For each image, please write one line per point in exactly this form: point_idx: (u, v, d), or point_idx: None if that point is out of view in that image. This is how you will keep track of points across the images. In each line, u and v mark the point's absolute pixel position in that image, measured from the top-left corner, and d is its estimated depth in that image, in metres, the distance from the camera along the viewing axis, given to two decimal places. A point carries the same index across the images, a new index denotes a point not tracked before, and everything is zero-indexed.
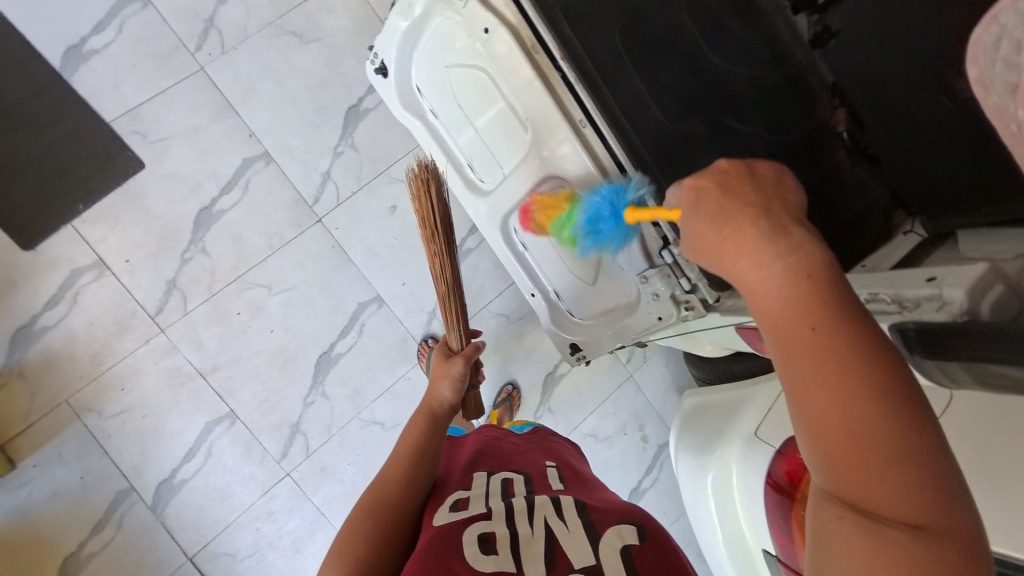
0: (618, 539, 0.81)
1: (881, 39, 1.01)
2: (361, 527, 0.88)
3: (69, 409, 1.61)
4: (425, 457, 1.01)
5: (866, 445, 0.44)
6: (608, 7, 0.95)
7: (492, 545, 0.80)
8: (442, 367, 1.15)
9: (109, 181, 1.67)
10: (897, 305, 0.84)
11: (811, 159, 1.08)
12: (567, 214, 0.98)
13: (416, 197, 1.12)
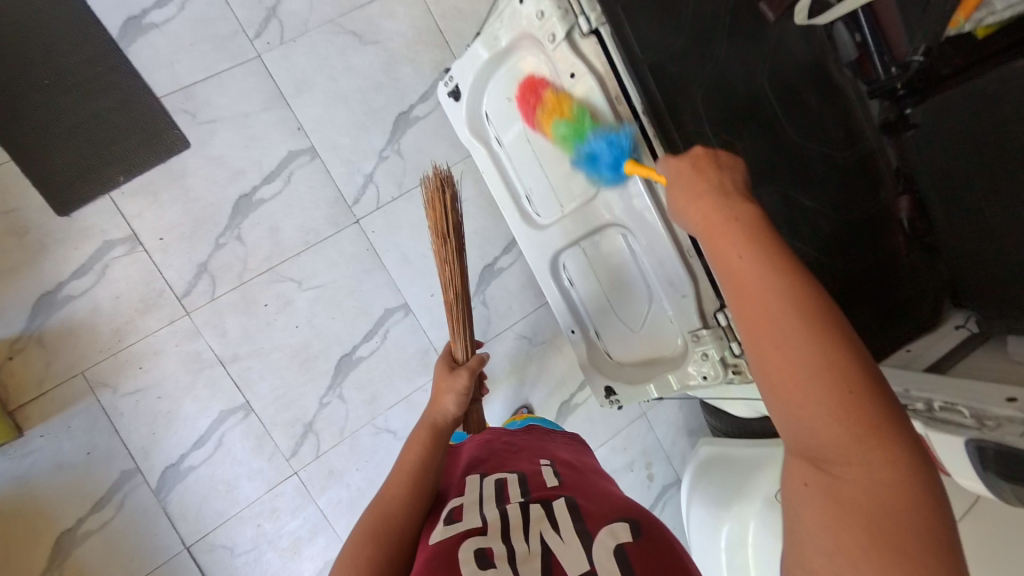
0: (612, 539, 0.76)
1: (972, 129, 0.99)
2: (364, 550, 0.85)
3: (84, 382, 1.59)
4: (427, 474, 1.00)
5: (800, 386, 0.51)
6: (698, 70, 0.95)
7: (489, 558, 0.74)
8: (446, 379, 1.17)
9: (151, 157, 1.62)
10: (975, 421, 0.78)
11: (867, 239, 1.09)
12: (571, 123, 0.96)
13: (431, 202, 1.23)
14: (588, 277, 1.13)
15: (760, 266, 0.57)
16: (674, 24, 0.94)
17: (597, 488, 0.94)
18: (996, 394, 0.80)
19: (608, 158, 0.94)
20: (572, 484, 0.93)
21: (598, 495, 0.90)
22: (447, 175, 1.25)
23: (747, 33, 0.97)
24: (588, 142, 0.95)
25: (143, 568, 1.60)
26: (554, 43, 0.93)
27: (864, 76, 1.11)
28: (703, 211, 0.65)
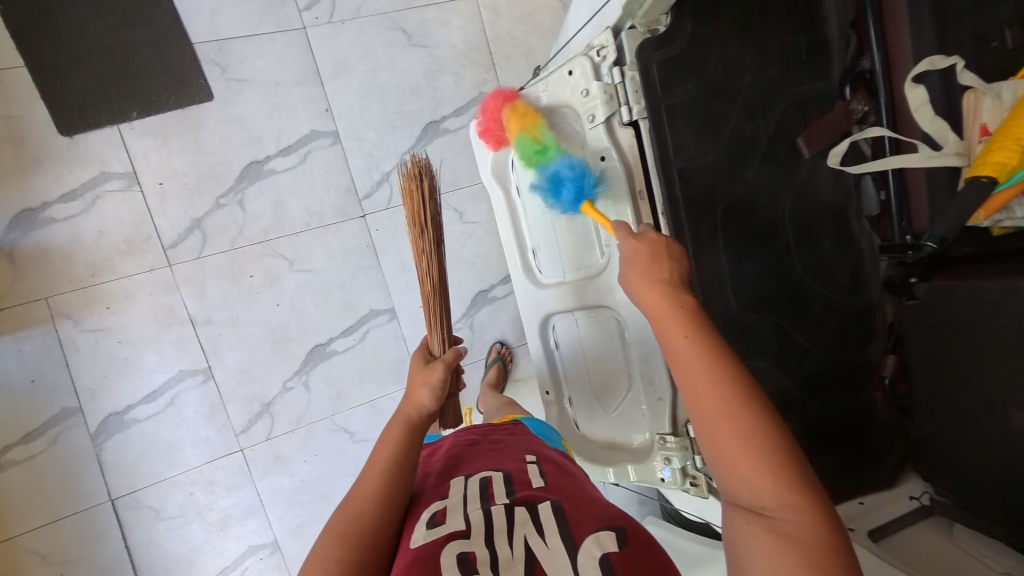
0: (597, 547, 0.61)
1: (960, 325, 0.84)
2: (335, 554, 0.66)
3: (46, 308, 1.53)
4: (407, 466, 0.77)
5: (736, 439, 0.56)
6: (723, 186, 0.94)
7: (471, 565, 0.60)
8: (420, 372, 0.89)
9: (170, 100, 1.57)
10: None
11: (843, 389, 1.01)
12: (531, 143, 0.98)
13: (408, 194, 1.02)
14: (574, 346, 1.14)
15: (699, 339, 0.62)
16: (713, 135, 0.92)
17: (592, 491, 0.77)
18: None
19: (570, 185, 0.93)
20: (564, 485, 0.76)
21: (598, 501, 0.73)
22: (428, 163, 1.04)
23: (780, 161, 0.97)
24: (551, 170, 0.96)
25: (64, 509, 1.55)
26: (592, 123, 0.95)
27: (880, 231, 1.00)
28: (654, 291, 0.67)
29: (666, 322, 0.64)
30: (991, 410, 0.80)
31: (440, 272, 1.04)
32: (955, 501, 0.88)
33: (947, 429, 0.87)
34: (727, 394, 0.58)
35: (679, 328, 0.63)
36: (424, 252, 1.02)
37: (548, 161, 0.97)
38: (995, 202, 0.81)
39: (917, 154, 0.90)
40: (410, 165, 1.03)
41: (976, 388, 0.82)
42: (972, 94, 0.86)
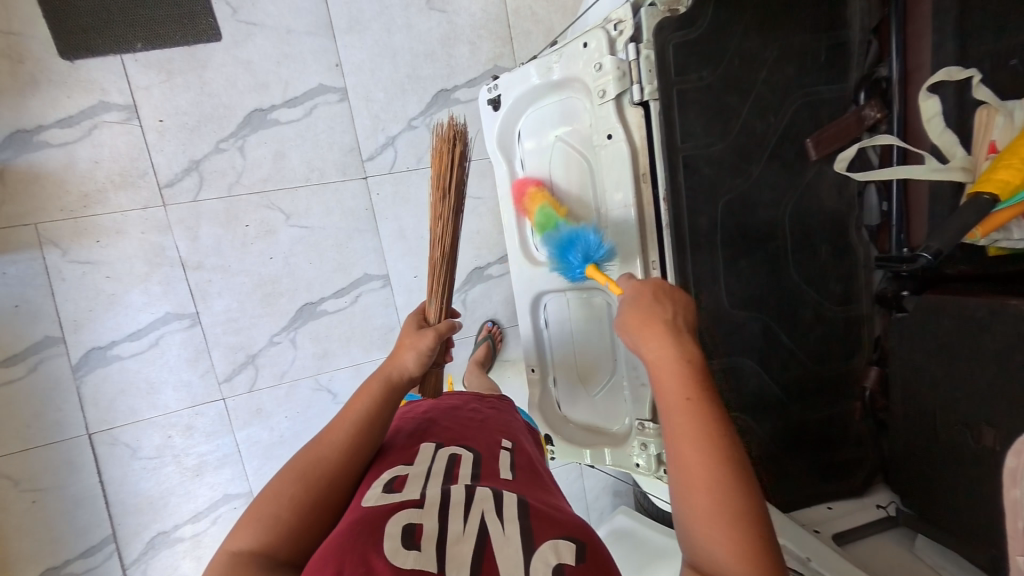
0: (552, 555, 0.56)
1: (938, 355, 0.83)
2: (290, 491, 0.65)
3: (34, 234, 1.51)
4: (379, 424, 0.74)
5: (717, 511, 0.52)
6: (727, 181, 0.93)
7: (416, 539, 0.57)
8: (410, 335, 0.84)
9: (177, 36, 1.53)
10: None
11: (826, 399, 1.00)
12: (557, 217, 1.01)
13: (436, 151, 0.95)
14: (564, 328, 1.13)
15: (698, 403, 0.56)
16: (723, 127, 0.91)
17: (555, 496, 0.73)
18: None
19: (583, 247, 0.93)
20: (529, 482, 0.72)
21: (559, 504, 0.69)
22: (463, 128, 0.97)
23: (786, 161, 0.97)
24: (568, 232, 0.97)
25: (37, 438, 1.55)
26: (602, 99, 0.93)
27: (878, 245, 1.01)
28: (654, 338, 0.61)
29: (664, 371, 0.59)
30: (967, 427, 0.79)
31: (453, 239, 0.99)
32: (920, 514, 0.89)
33: (918, 444, 0.87)
34: (714, 460, 0.54)
35: (676, 381, 0.58)
36: (440, 218, 0.96)
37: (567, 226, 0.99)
38: (995, 221, 0.80)
39: (925, 164, 0.90)
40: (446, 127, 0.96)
41: (953, 406, 0.81)
42: (985, 111, 0.85)
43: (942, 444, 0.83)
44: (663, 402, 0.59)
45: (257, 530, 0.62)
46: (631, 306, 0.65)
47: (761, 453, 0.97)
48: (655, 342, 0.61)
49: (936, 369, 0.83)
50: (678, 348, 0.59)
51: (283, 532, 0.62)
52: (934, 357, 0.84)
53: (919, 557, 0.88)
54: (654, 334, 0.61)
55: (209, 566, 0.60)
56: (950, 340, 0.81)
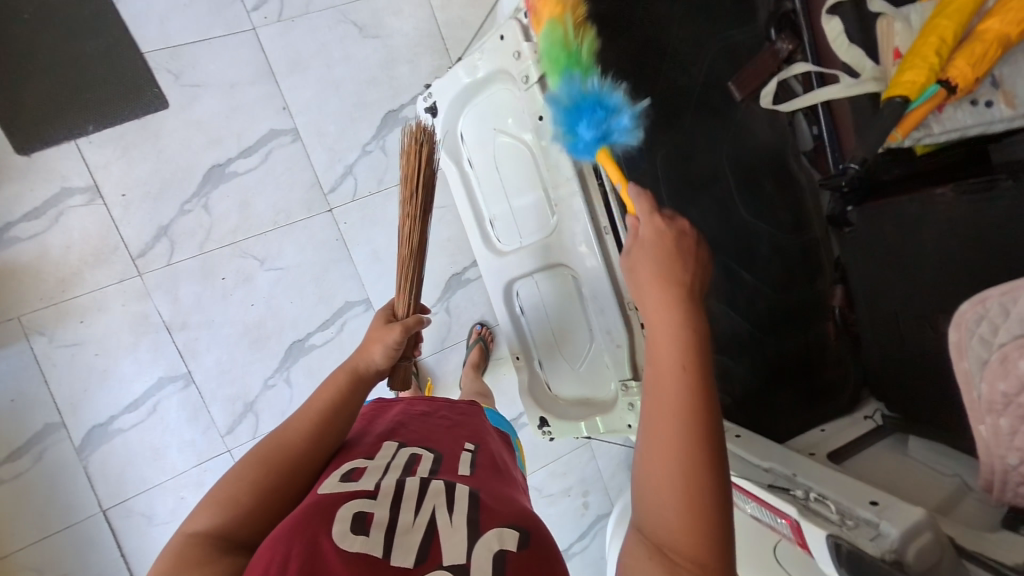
0: (496, 542, 0.59)
1: (883, 256, 0.94)
2: (253, 475, 0.67)
3: (19, 327, 1.54)
4: (346, 412, 0.77)
5: (678, 482, 0.49)
6: (658, 137, 0.97)
7: (365, 525, 0.61)
8: (378, 330, 0.86)
9: (126, 110, 1.57)
10: (837, 517, 0.69)
11: (797, 326, 1.06)
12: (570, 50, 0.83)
13: (405, 154, 0.98)
14: (539, 309, 1.14)
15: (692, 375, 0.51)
16: (647, 88, 0.96)
17: (515, 492, 0.74)
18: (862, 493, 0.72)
19: (596, 116, 0.81)
20: (488, 478, 0.73)
21: (514, 499, 0.71)
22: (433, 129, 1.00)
23: (715, 107, 1.01)
24: (577, 87, 0.83)
25: (51, 525, 1.55)
26: (527, 84, 0.96)
27: (818, 167, 1.08)
28: (657, 293, 0.55)
29: (659, 333, 0.54)
30: (923, 319, 0.89)
31: (422, 240, 1.01)
32: (904, 415, 0.93)
33: (887, 346, 0.96)
34: (692, 432, 0.50)
35: (675, 343, 0.53)
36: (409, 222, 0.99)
37: (578, 74, 0.83)
38: (912, 119, 0.84)
39: (838, 84, 0.97)
40: (415, 129, 0.99)
41: (912, 298, 0.90)
42: (885, 21, 0.90)
43: (907, 337, 0.92)
44: (652, 362, 0.54)
45: (216, 512, 0.63)
46: (644, 252, 0.58)
47: (744, 389, 1.03)
48: (659, 298, 0.55)
49: (885, 271, 0.94)
50: (686, 310, 0.54)
51: (241, 515, 0.64)
52: (880, 260, 0.94)
53: (911, 456, 0.89)
54: (660, 289, 0.55)
55: (167, 547, 0.61)
56: (896, 240, 0.92)
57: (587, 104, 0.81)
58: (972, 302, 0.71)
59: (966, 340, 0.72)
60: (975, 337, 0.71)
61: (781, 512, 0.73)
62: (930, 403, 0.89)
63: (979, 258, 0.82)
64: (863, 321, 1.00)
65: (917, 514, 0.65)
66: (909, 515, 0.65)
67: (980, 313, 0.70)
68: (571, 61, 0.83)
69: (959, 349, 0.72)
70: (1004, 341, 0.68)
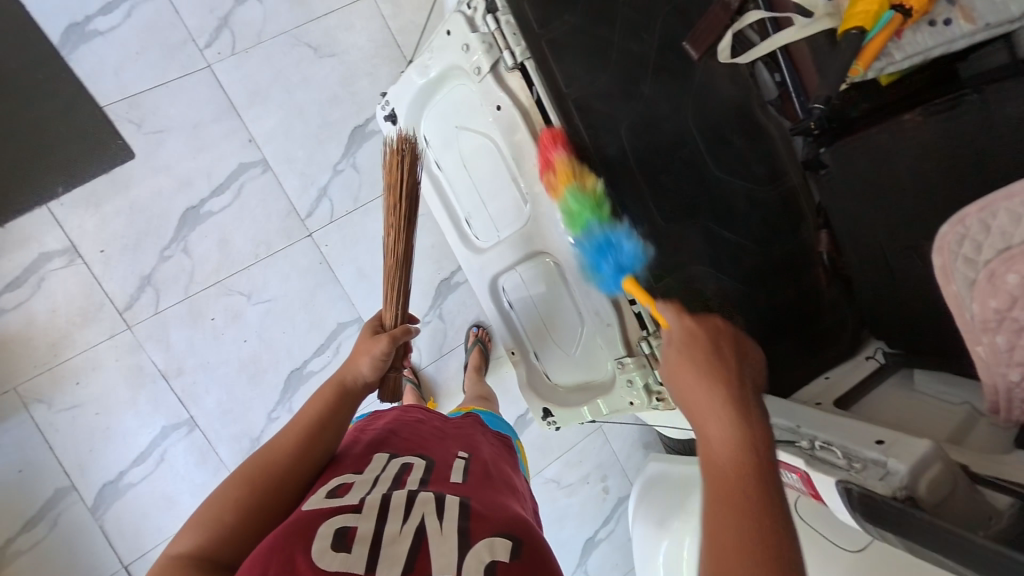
0: (487, 552, 0.64)
1: (866, 198, 0.93)
2: (237, 493, 0.73)
3: (17, 397, 1.53)
4: (326, 432, 0.83)
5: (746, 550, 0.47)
6: (619, 108, 0.95)
7: (347, 540, 0.63)
8: (363, 343, 0.93)
9: (93, 166, 1.55)
10: (844, 462, 0.70)
11: (787, 276, 1.05)
12: (586, 198, 0.91)
13: (388, 164, 0.97)
14: (526, 300, 1.11)
15: (738, 442, 0.54)
16: (601, 60, 0.94)
17: (505, 496, 0.80)
18: (867, 434, 0.72)
19: (620, 262, 0.92)
20: (479, 486, 0.78)
21: (506, 505, 0.76)
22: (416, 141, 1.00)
23: (673, 70, 0.99)
24: (598, 236, 0.92)
25: None
26: (479, 75, 0.95)
27: (787, 114, 1.09)
28: (689, 372, 0.61)
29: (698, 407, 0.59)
30: (909, 249, 0.89)
31: (406, 251, 1.01)
32: (906, 351, 0.96)
33: (880, 282, 0.95)
34: (751, 500, 0.50)
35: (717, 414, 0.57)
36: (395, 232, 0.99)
37: (598, 222, 0.92)
38: (872, 49, 0.87)
39: (794, 27, 0.96)
40: (397, 142, 0.99)
41: (894, 230, 0.91)
42: None
43: (889, 274, 0.93)
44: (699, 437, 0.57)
45: (200, 532, 0.69)
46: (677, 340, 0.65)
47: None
48: (694, 375, 0.61)
49: (869, 208, 0.93)
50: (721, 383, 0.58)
51: (224, 533, 0.70)
52: (864, 201, 0.93)
53: (922, 392, 0.91)
54: (692, 368, 0.61)
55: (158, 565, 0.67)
56: (869, 179, 0.93)
57: (608, 258, 0.92)
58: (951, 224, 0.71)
59: (952, 264, 0.71)
60: (960, 258, 0.70)
61: (791, 467, 0.74)
62: (924, 330, 0.91)
63: (947, 172, 0.84)
64: (853, 264, 0.98)
65: (921, 446, 0.65)
66: (914, 451, 0.64)
67: (961, 232, 0.70)
68: (590, 208, 0.91)
69: (945, 273, 0.72)
70: (988, 258, 0.68)
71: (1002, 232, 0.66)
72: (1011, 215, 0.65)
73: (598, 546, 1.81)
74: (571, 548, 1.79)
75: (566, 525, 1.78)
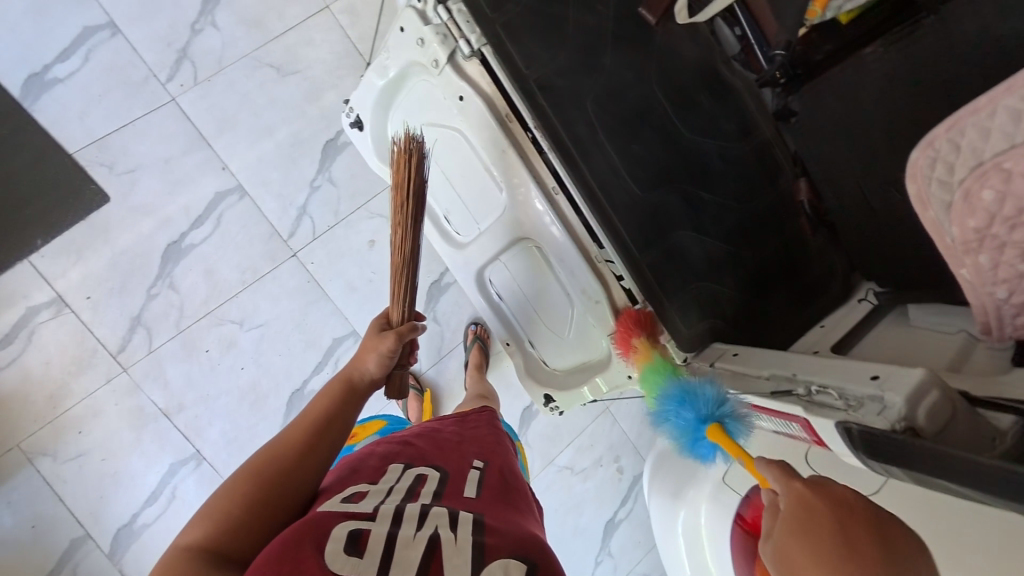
0: (501, 573, 0.63)
1: (840, 135, 0.99)
2: (244, 486, 0.72)
3: (21, 454, 1.53)
4: (333, 427, 0.84)
5: None
6: (584, 80, 0.94)
7: (359, 545, 0.63)
8: (371, 338, 0.95)
9: (69, 214, 1.54)
10: (842, 402, 0.69)
11: (771, 231, 1.06)
12: (654, 367, 0.89)
13: (395, 162, 0.95)
14: (514, 290, 1.11)
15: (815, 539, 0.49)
16: (559, 36, 0.93)
17: (519, 514, 0.79)
18: (863, 372, 0.72)
19: (691, 409, 0.76)
20: (492, 502, 0.78)
21: (519, 522, 0.75)
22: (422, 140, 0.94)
23: (631, 39, 0.98)
24: (667, 394, 0.81)
25: None
26: (438, 68, 0.94)
27: (751, 67, 1.07)
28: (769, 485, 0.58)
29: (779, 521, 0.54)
30: (891, 183, 0.92)
31: (415, 249, 0.98)
32: (897, 286, 0.98)
33: (864, 223, 0.99)
34: None
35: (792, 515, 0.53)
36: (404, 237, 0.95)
37: (667, 381, 0.84)
38: None
39: None
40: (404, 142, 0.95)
41: (864, 173, 0.96)
42: None
43: (879, 207, 0.95)
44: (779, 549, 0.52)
45: (205, 524, 0.68)
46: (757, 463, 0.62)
47: (733, 307, 1.02)
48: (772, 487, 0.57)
49: (846, 152, 0.98)
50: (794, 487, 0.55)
51: (228, 528, 0.68)
52: (838, 139, 0.99)
53: (916, 325, 0.90)
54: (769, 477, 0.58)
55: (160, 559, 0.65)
56: (844, 119, 0.98)
57: (680, 410, 0.77)
58: (923, 148, 0.72)
59: (927, 189, 0.72)
60: (933, 182, 0.71)
61: (791, 416, 0.72)
62: (912, 263, 0.94)
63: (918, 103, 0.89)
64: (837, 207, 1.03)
65: (916, 375, 0.63)
66: (908, 381, 0.64)
67: (931, 155, 0.70)
68: (663, 372, 0.86)
69: (921, 200, 0.73)
70: (962, 177, 0.68)
71: (973, 148, 0.67)
72: (980, 129, 0.66)
73: (619, 527, 1.81)
74: (591, 532, 1.79)
75: (584, 510, 1.78)
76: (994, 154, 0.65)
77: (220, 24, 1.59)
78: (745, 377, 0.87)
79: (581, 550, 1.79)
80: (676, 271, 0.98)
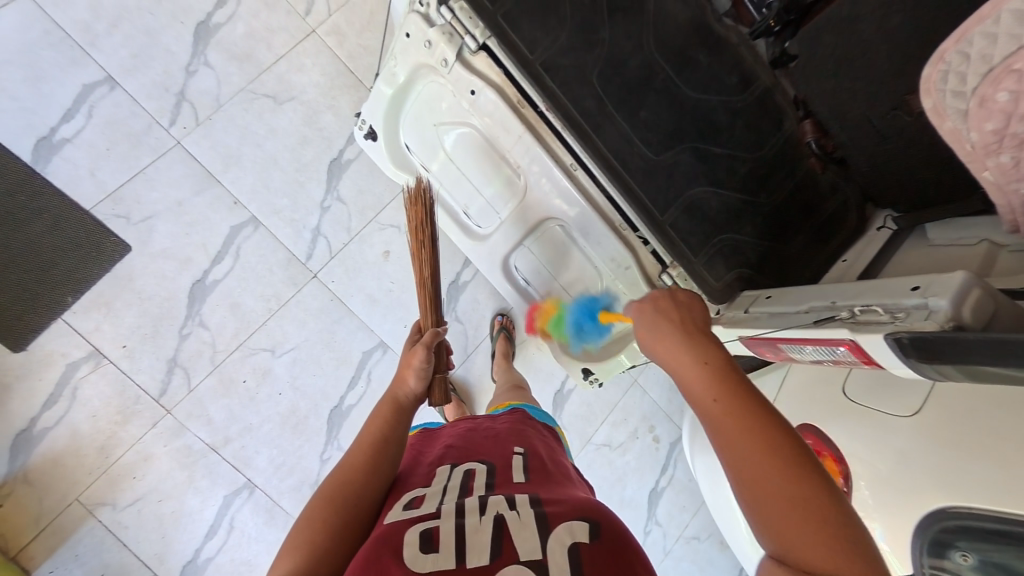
0: (567, 535, 0.65)
1: (835, 77, 0.99)
2: (322, 515, 0.75)
3: (82, 507, 1.57)
4: (390, 446, 0.87)
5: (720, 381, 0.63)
6: (584, 55, 0.98)
7: (433, 543, 0.65)
8: (406, 357, 0.98)
9: (93, 269, 1.58)
10: (887, 315, 0.72)
11: (782, 174, 1.12)
12: (557, 315, 1.17)
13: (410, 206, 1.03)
14: (541, 274, 1.18)
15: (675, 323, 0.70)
16: (555, 17, 0.96)
17: (571, 488, 0.80)
18: (903, 285, 0.75)
19: (586, 314, 1.12)
20: (542, 482, 0.79)
21: (571, 493, 0.78)
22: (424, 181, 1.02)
23: (626, 8, 1.02)
24: (569, 322, 1.16)
25: None
26: (447, 67, 0.97)
27: (743, 20, 1.12)
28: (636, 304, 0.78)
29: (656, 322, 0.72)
30: (897, 108, 0.93)
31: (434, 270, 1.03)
32: (912, 205, 1.03)
33: (874, 150, 1.01)
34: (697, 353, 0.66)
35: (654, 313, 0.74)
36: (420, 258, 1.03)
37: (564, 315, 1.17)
38: None
39: None
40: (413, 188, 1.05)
41: (873, 102, 0.96)
42: None
43: (883, 126, 0.96)
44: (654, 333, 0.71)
45: (295, 554, 0.70)
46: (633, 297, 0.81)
47: (757, 253, 1.08)
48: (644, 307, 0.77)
49: (858, 87, 0.97)
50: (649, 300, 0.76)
51: (317, 555, 0.71)
52: (834, 81, 1.00)
53: (936, 243, 0.96)
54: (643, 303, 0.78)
55: None
56: (841, 58, 0.97)
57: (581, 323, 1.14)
58: (935, 64, 0.74)
59: (942, 101, 0.75)
60: (949, 94, 0.74)
61: (837, 341, 0.76)
62: (926, 184, 0.97)
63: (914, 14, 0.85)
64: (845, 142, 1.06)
65: (957, 278, 0.67)
66: (951, 283, 0.67)
67: (944, 69, 0.73)
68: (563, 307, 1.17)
69: (938, 113, 0.76)
70: (976, 84, 0.71)
71: (981, 55, 0.68)
72: (987, 37, 0.67)
73: (664, 495, 1.83)
74: (638, 504, 1.81)
75: (628, 484, 1.80)
76: (1003, 57, 0.67)
77: (213, 62, 1.63)
78: (785, 314, 0.91)
79: (631, 523, 1.81)
80: (699, 227, 1.05)
